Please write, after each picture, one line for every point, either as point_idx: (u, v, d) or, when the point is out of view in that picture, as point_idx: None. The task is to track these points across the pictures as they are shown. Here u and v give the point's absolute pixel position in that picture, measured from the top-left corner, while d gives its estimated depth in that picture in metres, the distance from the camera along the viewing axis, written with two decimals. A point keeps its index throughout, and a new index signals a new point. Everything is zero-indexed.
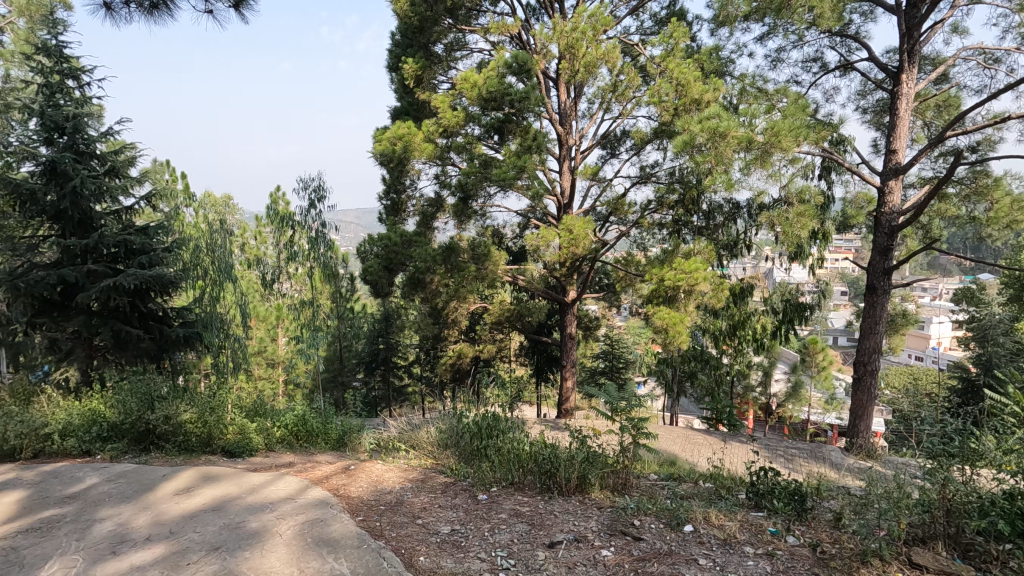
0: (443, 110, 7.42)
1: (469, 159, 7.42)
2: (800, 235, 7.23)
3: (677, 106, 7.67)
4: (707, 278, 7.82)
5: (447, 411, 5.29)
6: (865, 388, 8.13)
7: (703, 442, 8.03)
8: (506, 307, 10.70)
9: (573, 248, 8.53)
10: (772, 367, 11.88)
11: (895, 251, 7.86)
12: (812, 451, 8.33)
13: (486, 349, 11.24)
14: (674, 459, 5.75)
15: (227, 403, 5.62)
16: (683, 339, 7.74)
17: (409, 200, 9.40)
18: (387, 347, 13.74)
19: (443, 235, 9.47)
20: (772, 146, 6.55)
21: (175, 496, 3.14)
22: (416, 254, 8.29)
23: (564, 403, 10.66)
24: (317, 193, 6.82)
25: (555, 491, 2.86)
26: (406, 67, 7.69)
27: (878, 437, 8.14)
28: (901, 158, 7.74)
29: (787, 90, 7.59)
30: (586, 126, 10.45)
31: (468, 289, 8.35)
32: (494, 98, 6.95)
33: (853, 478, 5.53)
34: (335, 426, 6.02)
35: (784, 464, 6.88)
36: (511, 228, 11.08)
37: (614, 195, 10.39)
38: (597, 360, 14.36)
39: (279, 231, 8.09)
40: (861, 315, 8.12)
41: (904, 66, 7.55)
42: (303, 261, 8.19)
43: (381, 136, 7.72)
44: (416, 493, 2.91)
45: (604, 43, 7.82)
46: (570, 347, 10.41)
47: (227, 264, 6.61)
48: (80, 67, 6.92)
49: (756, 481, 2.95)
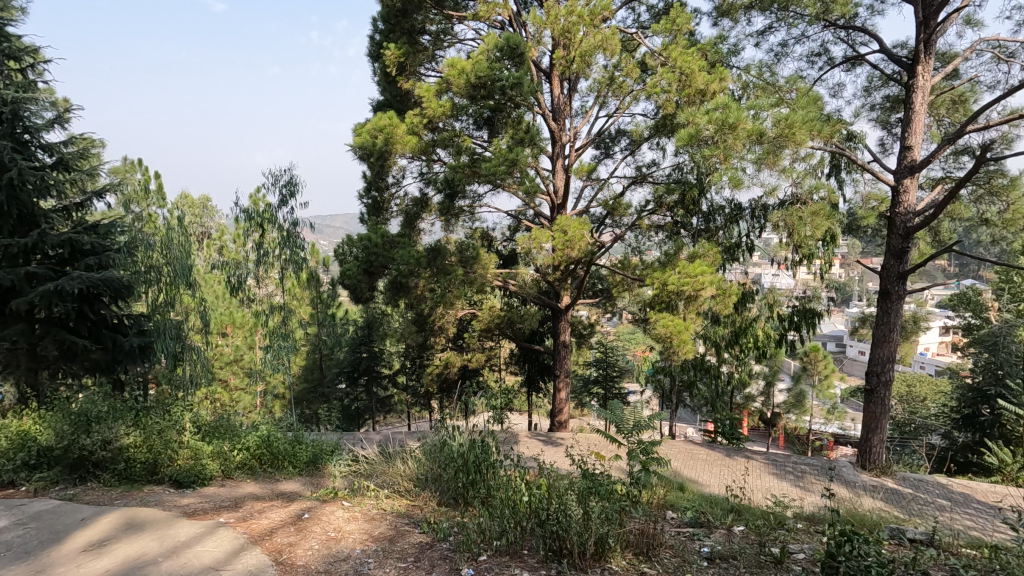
0: (427, 99, 6.84)
1: (457, 153, 6.84)
2: (813, 237, 6.72)
3: (681, 98, 7.15)
4: (713, 283, 7.27)
5: (429, 432, 4.68)
6: (878, 400, 7.62)
7: (710, 463, 7.50)
8: (495, 313, 10.08)
9: (568, 251, 7.98)
10: (773, 375, 11.40)
11: (910, 254, 7.39)
12: (823, 468, 7.81)
13: (474, 358, 10.61)
14: (684, 485, 5.20)
15: (180, 424, 4.95)
16: (688, 349, 7.19)
17: (392, 198, 8.76)
18: (370, 356, 13.04)
19: (430, 237, 8.73)
20: (784, 139, 6.05)
21: (80, 555, 2.50)
22: (398, 256, 7.68)
23: (557, 415, 10.06)
24: (289, 188, 6.19)
25: (565, 563, 2.25)
26: (388, 53, 7.08)
27: (892, 451, 7.65)
28: (916, 155, 7.30)
29: (797, 80, 7.12)
30: (581, 124, 9.94)
31: (456, 294, 7.78)
32: (483, 84, 6.38)
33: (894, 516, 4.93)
34: (306, 448, 5.39)
35: (813, 496, 6.27)
36: (502, 231, 10.52)
37: (610, 195, 9.87)
38: (590, 368, 13.82)
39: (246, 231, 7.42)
40: (874, 323, 7.63)
41: (920, 57, 7.13)
42: (276, 263, 7.55)
43: (361, 129, 7.08)
44: (380, 564, 2.31)
45: (603, 30, 7.29)
46: (563, 355, 9.84)
47: (185, 266, 5.96)
48: (24, 48, 6.28)
49: (838, 550, 2.23)
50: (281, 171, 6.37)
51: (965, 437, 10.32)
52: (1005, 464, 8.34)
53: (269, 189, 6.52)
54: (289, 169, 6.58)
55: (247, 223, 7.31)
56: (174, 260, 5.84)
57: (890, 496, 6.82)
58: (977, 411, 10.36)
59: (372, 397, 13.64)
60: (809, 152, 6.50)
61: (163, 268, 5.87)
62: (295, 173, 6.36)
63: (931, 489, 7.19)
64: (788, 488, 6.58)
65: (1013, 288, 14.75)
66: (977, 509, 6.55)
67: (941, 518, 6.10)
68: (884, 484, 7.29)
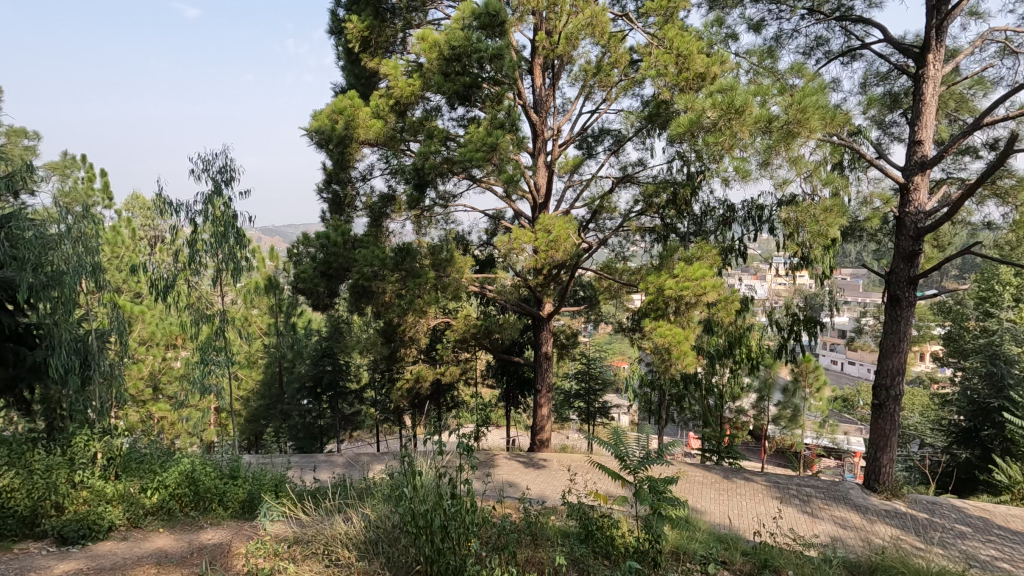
0: (394, 77, 6.04)
1: (428, 138, 6.02)
2: (827, 236, 6.05)
3: (677, 83, 6.48)
4: (716, 287, 6.56)
5: (389, 472, 3.80)
6: (887, 415, 7.01)
7: (710, 492, 6.78)
8: (471, 322, 9.24)
9: (552, 253, 7.20)
10: (765, 387, 10.84)
11: (921, 256, 6.83)
12: (830, 490, 7.15)
13: (448, 371, 9.60)
14: (695, 522, 4.46)
15: (76, 461, 4.01)
16: (688, 361, 6.47)
17: (357, 195, 7.85)
18: (334, 370, 12.03)
19: (400, 239, 7.82)
20: (796, 125, 5.43)
21: None
22: (361, 257, 6.80)
23: (538, 433, 9.24)
24: (225, 175, 5.62)
25: None
26: (350, 27, 6.26)
27: (903, 471, 7.03)
28: (927, 151, 6.81)
29: (801, 66, 6.54)
30: (563, 120, 9.24)
31: (426, 300, 6.91)
32: (457, 57, 5.66)
33: (936, 561, 4.22)
34: (241, 485, 4.45)
35: (830, 533, 5.56)
36: (478, 234, 9.73)
37: (597, 193, 9.19)
38: (571, 381, 13.05)
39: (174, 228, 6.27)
40: (882, 331, 7.05)
41: (931, 45, 6.65)
42: (218, 265, 6.57)
43: (318, 113, 6.22)
44: None
45: (590, 7, 6.63)
46: (545, 368, 9.08)
47: (86, 265, 4.92)
48: None
49: None
50: (211, 154, 5.73)
51: (965, 452, 9.88)
52: (1013, 481, 7.88)
53: (198, 175, 5.83)
54: (220, 152, 5.95)
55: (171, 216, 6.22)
56: (71, 257, 4.79)
57: (904, 522, 6.20)
58: (977, 425, 9.92)
59: (337, 414, 12.58)
60: (820, 143, 5.88)
61: (60, 266, 4.78)
62: (228, 157, 5.78)
63: (948, 513, 6.57)
64: (798, 521, 5.90)
65: (996, 297, 14.67)
66: (1000, 535, 5.98)
67: (968, 549, 5.48)
68: (897, 508, 6.66)
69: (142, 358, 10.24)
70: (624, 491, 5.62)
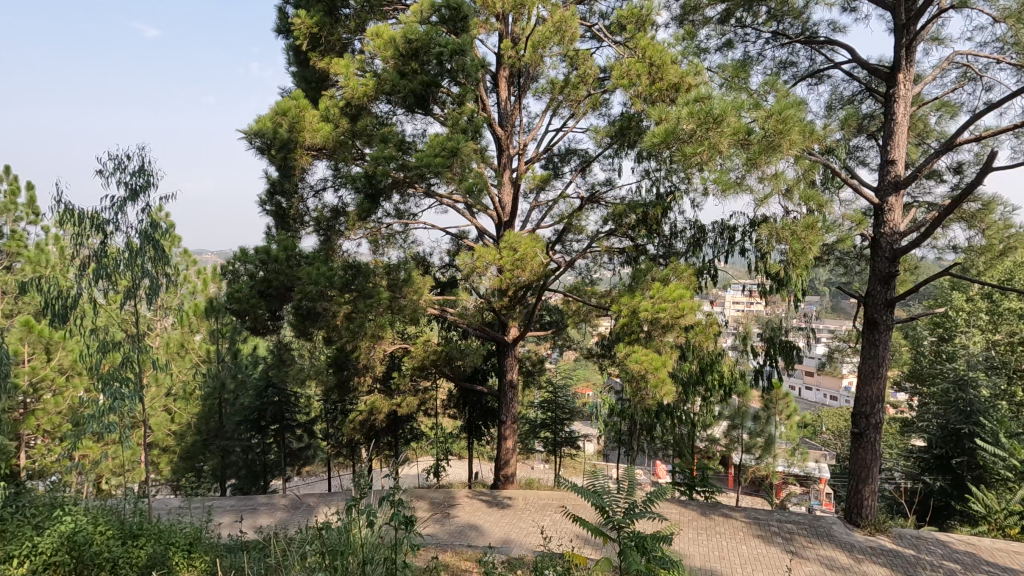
0: (346, 76, 5.48)
1: (381, 143, 5.48)
2: (807, 255, 5.74)
3: (650, 94, 6.17)
4: (694, 308, 6.17)
5: (323, 535, 3.11)
6: (868, 445, 6.71)
7: (689, 533, 6.26)
8: (431, 347, 8.58)
9: (518, 272, 6.68)
10: (736, 415, 10.56)
11: (897, 278, 6.63)
12: (812, 527, 6.73)
13: (406, 402, 8.84)
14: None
15: None
16: (666, 389, 5.96)
17: (306, 208, 7.19)
18: (281, 400, 11.08)
19: (354, 258, 7.15)
20: (777, 137, 5.14)
21: None
22: (307, 275, 6.13)
23: (502, 468, 8.55)
24: (139, 178, 4.93)
25: None
26: (299, 23, 5.73)
27: (884, 504, 6.69)
28: (900, 171, 6.70)
29: (774, 81, 6.35)
30: (529, 137, 8.83)
31: (377, 323, 6.26)
32: (415, 52, 5.30)
33: None
34: (140, 547, 3.68)
35: None
36: (439, 255, 9.16)
37: (565, 211, 8.78)
38: (536, 411, 12.44)
39: (78, 237, 5.45)
40: (860, 356, 6.81)
41: (902, 65, 6.61)
42: (135, 284, 5.73)
43: (260, 115, 5.61)
44: None
45: (560, 12, 6.26)
46: (510, 397, 8.47)
47: None
48: None
49: None
50: (124, 155, 5.05)
51: (937, 481, 9.68)
52: (991, 510, 7.65)
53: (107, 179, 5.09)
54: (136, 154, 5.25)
55: (80, 226, 5.44)
56: None
57: (892, 561, 5.80)
58: (948, 452, 9.73)
59: (283, 449, 11.56)
60: (796, 159, 5.62)
61: None
62: (146, 159, 5.10)
63: (935, 549, 6.22)
64: (783, 565, 5.44)
65: (951, 322, 14.90)
66: (991, 572, 5.61)
67: None
68: (882, 545, 6.27)
69: (60, 390, 9.12)
70: (609, 550, 4.76)
